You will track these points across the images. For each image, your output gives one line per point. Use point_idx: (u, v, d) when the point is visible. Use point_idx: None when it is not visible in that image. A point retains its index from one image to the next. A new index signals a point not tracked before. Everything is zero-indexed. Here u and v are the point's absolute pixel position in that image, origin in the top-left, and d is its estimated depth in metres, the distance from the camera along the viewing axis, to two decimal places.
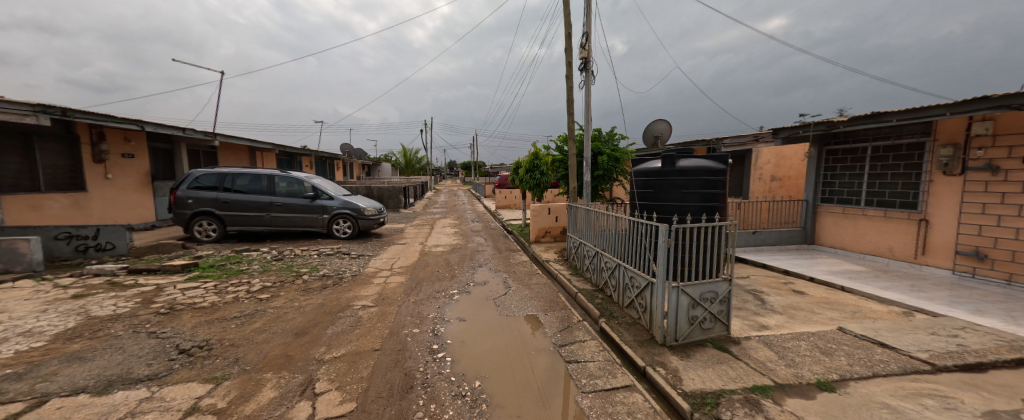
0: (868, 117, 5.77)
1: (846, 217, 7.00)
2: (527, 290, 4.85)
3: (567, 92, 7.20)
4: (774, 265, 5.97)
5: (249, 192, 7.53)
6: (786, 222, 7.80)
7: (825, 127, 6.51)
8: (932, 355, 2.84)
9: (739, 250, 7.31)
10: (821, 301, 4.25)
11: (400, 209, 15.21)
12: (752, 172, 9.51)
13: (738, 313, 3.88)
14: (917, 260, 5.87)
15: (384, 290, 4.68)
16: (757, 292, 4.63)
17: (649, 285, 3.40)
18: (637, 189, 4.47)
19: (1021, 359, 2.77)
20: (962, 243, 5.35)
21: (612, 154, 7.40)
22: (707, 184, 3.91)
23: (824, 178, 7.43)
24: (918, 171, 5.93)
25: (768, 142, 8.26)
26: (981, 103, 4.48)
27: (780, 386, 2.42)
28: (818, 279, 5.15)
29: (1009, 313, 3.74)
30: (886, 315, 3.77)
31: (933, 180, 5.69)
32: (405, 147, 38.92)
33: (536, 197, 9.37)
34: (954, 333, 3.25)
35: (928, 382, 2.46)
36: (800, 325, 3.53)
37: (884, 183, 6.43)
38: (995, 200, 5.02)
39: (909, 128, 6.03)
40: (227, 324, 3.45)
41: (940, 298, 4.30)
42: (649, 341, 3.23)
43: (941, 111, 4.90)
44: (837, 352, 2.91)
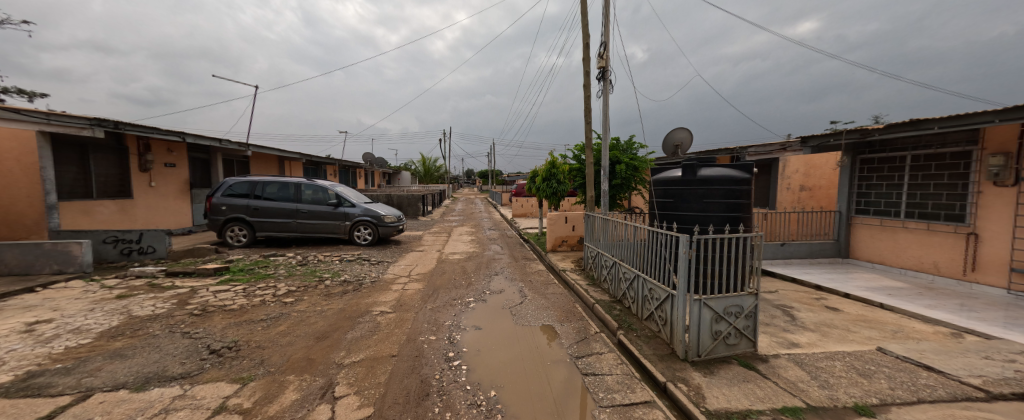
0: (907, 125, 5.45)
1: (883, 230, 6.59)
2: (543, 300, 4.81)
3: (585, 101, 7.20)
4: (804, 279, 5.68)
5: (278, 199, 7.87)
6: (817, 234, 7.41)
7: (858, 135, 6.19)
8: (986, 381, 2.61)
9: (765, 263, 7.00)
10: (857, 319, 4.00)
11: (418, 216, 15.53)
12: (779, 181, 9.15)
13: (765, 329, 3.70)
14: (966, 277, 5.44)
15: (402, 296, 4.75)
16: (786, 307, 4.41)
17: (669, 297, 3.30)
18: (657, 198, 4.36)
19: None
20: (1017, 260, 4.92)
21: (631, 163, 7.28)
22: (729, 194, 3.80)
23: (858, 188, 7.05)
24: (964, 181, 5.54)
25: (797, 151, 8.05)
26: None
27: (812, 409, 2.29)
28: (853, 294, 4.84)
29: None
30: (931, 336, 3.50)
31: (983, 191, 5.29)
32: (423, 156, 39.96)
33: (553, 205, 9.34)
34: (1011, 358, 2.97)
35: (983, 410, 2.26)
36: (833, 343, 3.33)
37: (926, 194, 6.03)
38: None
39: (953, 136, 5.66)
40: (254, 326, 3.58)
41: (994, 319, 3.94)
42: (669, 356, 3.11)
43: (992, 119, 4.58)
44: (876, 374, 2.72)
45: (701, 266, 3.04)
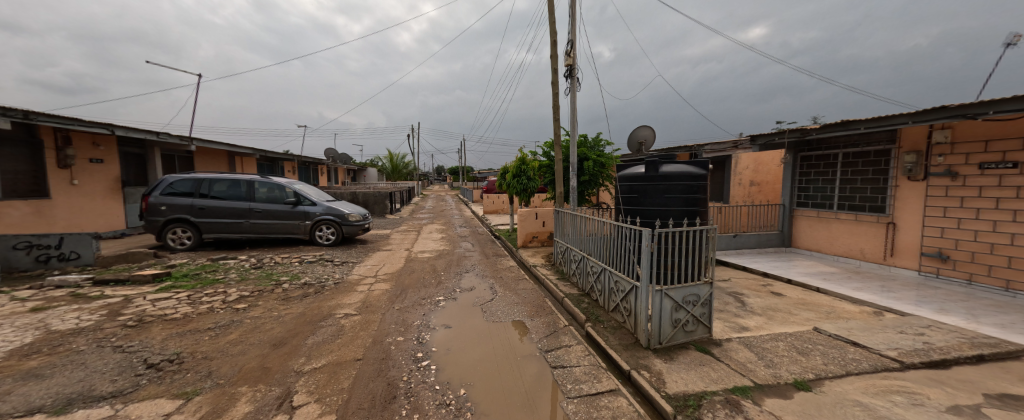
0: (839, 125, 6.01)
1: (820, 221, 7.25)
2: (513, 295, 4.84)
3: (553, 98, 7.28)
4: (753, 267, 6.14)
5: (227, 198, 7.30)
6: (765, 225, 8.04)
7: (798, 134, 6.75)
8: (900, 352, 2.95)
9: (720, 253, 7.48)
10: (798, 302, 4.39)
11: (386, 214, 15.07)
12: (732, 177, 9.80)
13: (720, 315, 3.96)
14: (887, 261, 6.12)
15: (368, 297, 4.59)
16: (737, 293, 4.75)
17: (633, 288, 3.44)
18: (622, 194, 4.52)
19: (981, 355, 2.90)
20: (926, 245, 5.60)
21: (598, 159, 7.48)
22: (687, 190, 4.02)
23: (799, 183, 7.71)
24: (884, 176, 6.21)
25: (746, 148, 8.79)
26: (938, 113, 4.70)
27: (759, 386, 2.49)
28: (794, 280, 5.31)
29: (970, 312, 3.90)
30: (858, 314, 3.92)
31: (900, 185, 5.96)
32: (391, 152, 38.76)
33: (523, 201, 9.40)
34: (920, 331, 3.39)
35: (897, 379, 2.56)
36: (777, 326, 3.63)
37: (855, 188, 6.71)
38: (953, 204, 5.30)
39: (876, 136, 6.32)
40: (200, 336, 3.31)
41: (907, 298, 4.48)
42: (633, 345, 3.25)
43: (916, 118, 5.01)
44: (813, 352, 3.00)
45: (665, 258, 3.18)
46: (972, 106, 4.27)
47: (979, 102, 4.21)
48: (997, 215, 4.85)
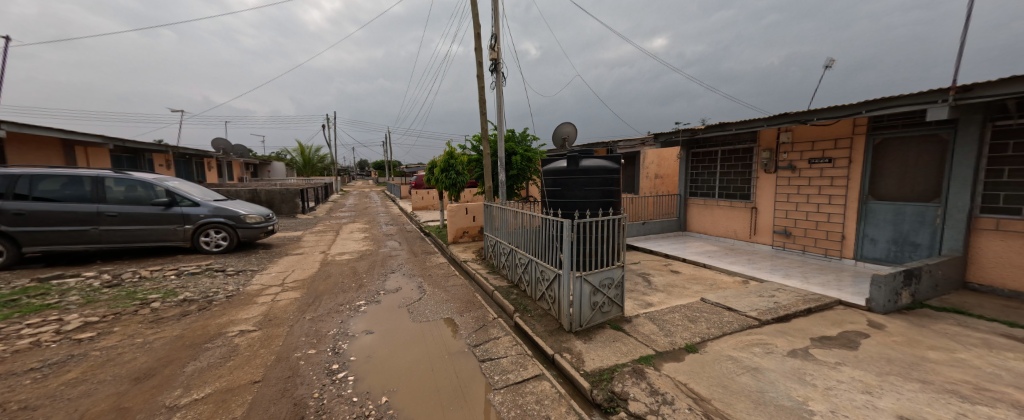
0: (717, 127, 7.14)
1: (708, 208, 8.55)
2: (442, 293, 4.73)
3: (479, 92, 7.23)
4: (658, 250, 6.98)
5: (62, 199, 5.70)
6: (666, 213, 9.21)
7: (689, 134, 7.83)
8: (760, 311, 3.67)
9: (634, 240, 8.38)
10: (690, 277, 5.14)
11: (297, 214, 13.44)
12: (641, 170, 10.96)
13: (630, 294, 4.43)
14: (752, 238, 7.51)
15: (271, 309, 4.03)
16: (645, 274, 5.37)
17: (557, 276, 3.63)
18: (547, 188, 4.71)
19: (809, 307, 3.76)
20: (777, 224, 6.99)
21: (525, 154, 7.70)
22: (604, 182, 4.36)
23: (691, 175, 8.96)
24: (751, 170, 7.54)
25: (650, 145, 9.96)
26: (782, 119, 5.88)
27: (659, 354, 2.85)
28: (688, 258, 6.21)
29: (803, 274, 5.04)
30: (732, 284, 4.76)
31: (759, 177, 7.31)
32: (303, 144, 34.53)
33: (453, 196, 9.24)
34: (772, 293, 4.25)
35: (757, 333, 3.18)
36: (675, 299, 4.20)
37: (730, 179, 8.04)
38: (793, 191, 6.67)
39: (746, 137, 7.59)
40: (17, 381, 2.52)
41: (764, 266, 5.61)
42: (557, 330, 3.44)
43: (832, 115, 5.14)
44: (700, 318, 3.55)
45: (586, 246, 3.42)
46: (802, 114, 5.45)
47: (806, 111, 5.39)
48: (819, 199, 6.24)
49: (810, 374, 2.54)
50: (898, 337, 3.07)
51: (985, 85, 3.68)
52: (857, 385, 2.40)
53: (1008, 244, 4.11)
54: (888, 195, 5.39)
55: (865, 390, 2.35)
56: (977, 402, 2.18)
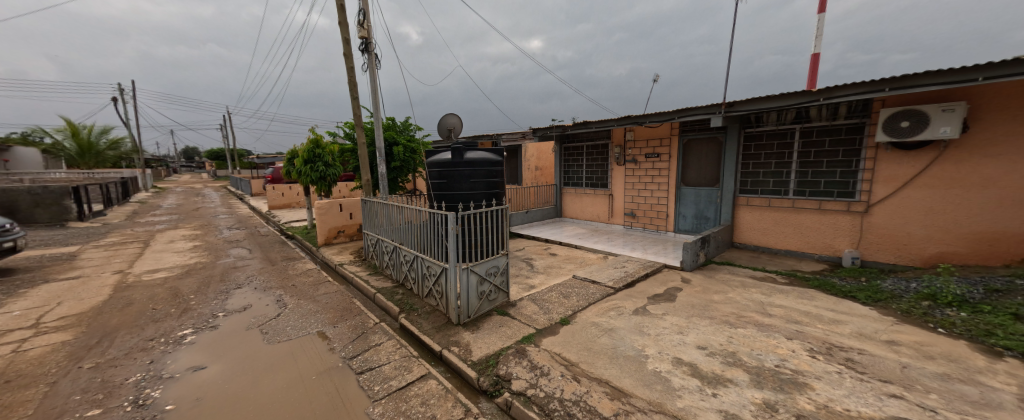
0: (580, 125, 7.86)
1: (575, 195, 9.27)
2: (311, 304, 4.07)
3: (349, 74, 6.41)
4: (539, 236, 7.60)
5: None
6: (545, 201, 9.76)
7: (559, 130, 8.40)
8: (615, 280, 4.43)
9: (515, 228, 8.64)
10: (564, 258, 5.83)
11: (66, 222, 9.48)
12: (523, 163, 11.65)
13: (515, 279, 4.73)
14: (609, 220, 8.43)
15: (9, 365, 2.70)
16: (528, 259, 5.82)
17: (443, 271, 3.55)
18: (432, 180, 4.53)
19: (647, 271, 4.76)
20: (626, 207, 8.02)
21: (408, 145, 7.27)
22: (488, 175, 4.48)
23: (562, 167, 9.51)
24: (606, 161, 8.37)
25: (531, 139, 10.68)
26: (624, 121, 6.92)
27: (539, 331, 3.12)
28: (563, 241, 6.98)
29: (644, 247, 6.24)
30: (596, 260, 5.61)
31: (612, 168, 8.19)
32: (79, 124, 24.33)
33: (322, 191, 8.06)
34: (624, 263, 5.20)
35: (613, 300, 3.84)
36: (552, 279, 4.69)
37: (590, 170, 8.80)
38: (637, 180, 7.75)
39: (601, 133, 8.37)
40: None
41: (619, 242, 6.72)
42: (446, 324, 3.39)
43: (940, 82, 3.77)
44: (572, 293, 4.06)
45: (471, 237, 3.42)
46: (640, 116, 6.58)
47: (643, 115, 6.56)
48: (654, 186, 7.44)
49: (647, 326, 3.21)
50: (699, 287, 4.18)
51: (742, 101, 5.28)
52: (675, 328, 3.17)
53: (753, 213, 6.03)
54: (694, 182, 6.78)
55: (680, 331, 3.11)
56: (738, 326, 3.16)
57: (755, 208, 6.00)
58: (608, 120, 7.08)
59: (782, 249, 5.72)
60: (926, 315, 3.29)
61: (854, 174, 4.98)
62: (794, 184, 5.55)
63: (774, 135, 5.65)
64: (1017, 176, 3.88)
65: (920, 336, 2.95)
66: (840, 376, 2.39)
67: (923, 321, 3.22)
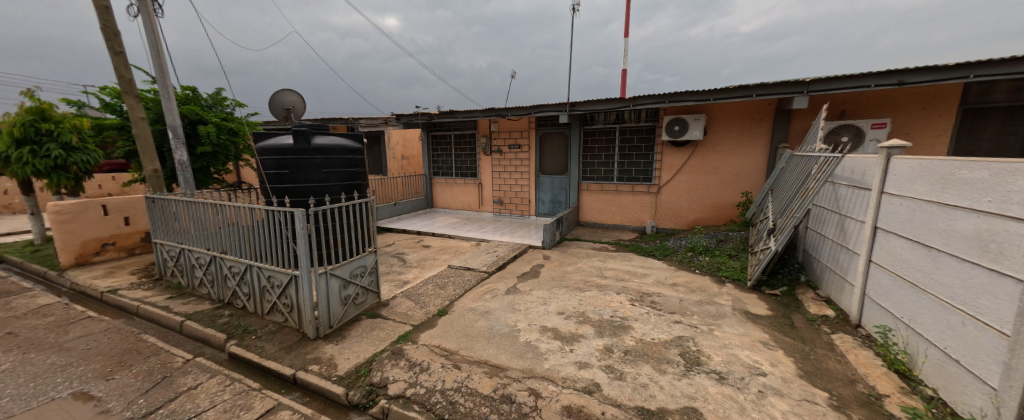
0: (448, 114, 7.70)
1: (446, 185, 9.20)
2: (52, 357, 2.69)
3: (102, 14, 4.37)
4: (410, 229, 7.23)
5: None
6: (414, 193, 9.30)
7: (425, 117, 7.97)
8: (488, 264, 4.70)
9: (382, 222, 7.89)
10: (438, 249, 5.78)
11: None
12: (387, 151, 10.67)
13: (386, 277, 4.40)
14: (479, 209, 8.80)
15: None
16: (398, 254, 5.50)
17: (292, 279, 2.95)
18: (268, 171, 3.64)
19: (514, 253, 5.25)
20: (494, 195, 8.54)
21: (223, 124, 5.57)
22: (344, 163, 3.93)
23: (430, 156, 9.25)
24: (474, 152, 8.63)
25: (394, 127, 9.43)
26: (490, 113, 7.24)
27: (416, 327, 3.02)
28: (436, 232, 6.88)
29: (511, 231, 6.82)
30: (469, 247, 5.79)
31: (480, 158, 8.53)
32: None
33: (61, 186, 5.42)
34: (494, 248, 5.56)
35: (488, 284, 4.07)
36: (426, 272, 4.59)
37: (460, 161, 8.90)
38: (502, 169, 8.30)
39: (468, 123, 8.53)
40: None
41: (489, 229, 7.11)
42: (299, 342, 2.86)
43: (917, 80, 4.20)
44: (447, 283, 4.09)
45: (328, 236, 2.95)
46: (504, 110, 7.03)
47: (506, 109, 7.03)
48: (518, 175, 8.15)
49: (518, 302, 3.56)
50: (556, 262, 4.90)
51: (583, 101, 6.32)
52: (541, 300, 3.63)
53: (592, 196, 7.42)
54: (550, 170, 7.80)
55: (545, 302, 3.58)
56: (586, 290, 3.89)
57: (593, 192, 7.39)
58: (475, 110, 7.23)
59: (610, 223, 7.29)
60: (690, 261, 4.85)
61: (651, 164, 6.76)
62: (617, 173, 7.09)
63: (604, 132, 7.04)
64: (723, 166, 6.19)
65: (688, 277, 4.34)
66: (648, 315, 3.27)
67: (689, 265, 4.73)
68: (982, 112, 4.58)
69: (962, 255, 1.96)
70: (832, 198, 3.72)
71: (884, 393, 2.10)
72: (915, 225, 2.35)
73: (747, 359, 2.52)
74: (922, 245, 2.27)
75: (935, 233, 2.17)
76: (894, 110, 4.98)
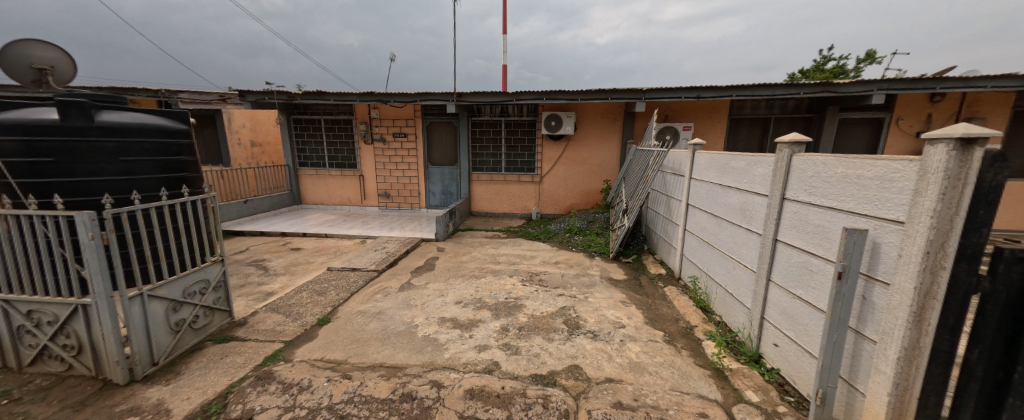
0: (315, 94, 6.62)
1: (319, 177, 8.01)
2: None
3: None
4: (270, 230, 6.05)
5: None
6: (275, 187, 7.75)
7: (285, 97, 6.66)
8: (377, 262, 4.40)
9: (228, 224, 6.33)
10: (313, 251, 5.06)
11: None
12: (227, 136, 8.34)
13: (241, 291, 3.62)
14: (363, 203, 8.03)
15: None
16: (258, 261, 4.57)
17: (77, 310, 2.12)
18: (7, 160, 2.36)
19: (406, 248, 5.05)
20: (380, 188, 7.91)
21: None
22: (159, 149, 2.84)
23: (295, 144, 7.85)
24: (351, 140, 7.75)
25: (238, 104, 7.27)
26: (369, 97, 6.59)
27: (289, 343, 2.64)
28: (308, 232, 5.96)
29: (400, 226, 6.51)
30: (352, 246, 5.26)
31: (361, 148, 7.73)
32: None
33: None
34: (383, 245, 5.22)
35: (378, 283, 3.84)
36: (299, 279, 3.99)
37: (335, 149, 7.86)
38: (387, 160, 7.75)
39: (342, 108, 7.57)
40: None
41: (375, 225, 6.59)
42: (100, 392, 2.11)
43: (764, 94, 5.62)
44: (328, 288, 3.66)
45: (145, 249, 2.25)
46: (386, 95, 6.51)
47: (388, 93, 6.52)
48: (405, 165, 7.74)
49: (414, 298, 3.49)
50: (451, 253, 4.96)
51: (469, 92, 6.41)
52: (437, 293, 3.65)
53: (482, 186, 7.69)
54: (439, 161, 7.69)
55: (441, 294, 3.62)
56: (481, 277, 4.10)
57: (482, 182, 7.66)
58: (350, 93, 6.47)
59: (500, 212, 7.73)
60: (568, 241, 5.62)
61: (534, 157, 7.42)
62: (504, 164, 7.54)
63: (490, 124, 7.32)
64: (588, 159, 7.31)
65: (568, 254, 5.04)
66: (537, 292, 3.70)
67: (567, 245, 5.49)
68: (739, 121, 6.71)
69: (731, 221, 2.88)
70: (661, 184, 4.86)
71: (694, 325, 3.00)
72: (709, 201, 3.31)
73: (612, 316, 3.16)
74: (712, 216, 3.22)
75: (719, 207, 3.11)
76: (696, 117, 6.76)
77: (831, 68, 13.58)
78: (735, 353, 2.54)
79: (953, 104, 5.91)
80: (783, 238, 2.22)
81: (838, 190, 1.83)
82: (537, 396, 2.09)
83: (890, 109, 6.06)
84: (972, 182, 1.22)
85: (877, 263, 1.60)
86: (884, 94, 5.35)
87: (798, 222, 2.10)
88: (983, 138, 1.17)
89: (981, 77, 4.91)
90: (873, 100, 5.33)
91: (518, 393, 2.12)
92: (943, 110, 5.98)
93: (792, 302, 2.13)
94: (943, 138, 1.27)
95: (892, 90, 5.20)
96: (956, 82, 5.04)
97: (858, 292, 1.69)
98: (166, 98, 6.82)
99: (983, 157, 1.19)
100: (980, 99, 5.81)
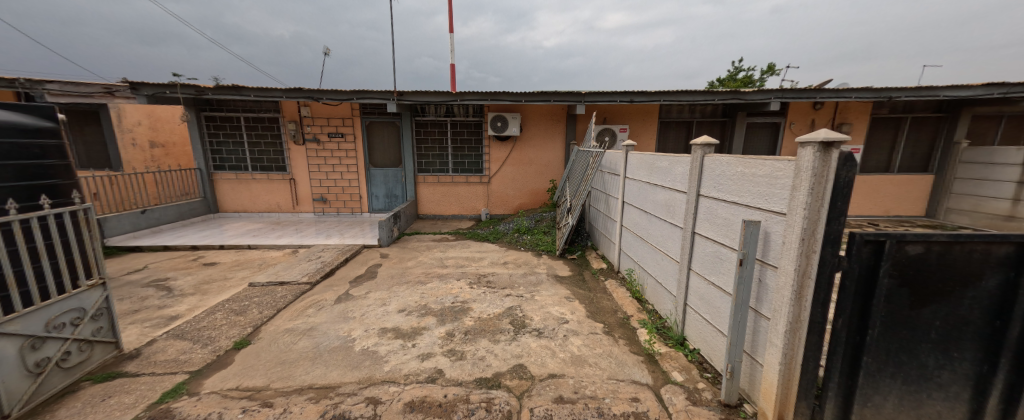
0: (230, 89, 5.87)
1: (241, 182, 7.16)
2: None
3: None
4: (177, 244, 5.24)
5: None
6: (183, 194, 6.74)
7: (193, 90, 5.82)
8: (310, 274, 4.04)
9: (120, 240, 5.37)
10: (231, 265, 4.48)
11: None
12: (115, 135, 7.05)
13: (134, 318, 3.08)
14: (295, 209, 7.33)
15: None
16: (159, 282, 3.92)
17: None
18: None
19: (345, 256, 4.70)
20: (315, 191, 7.29)
21: None
22: (11, 151, 2.29)
23: (209, 144, 6.91)
24: (279, 140, 7.05)
25: (129, 98, 6.19)
26: (297, 93, 6.02)
27: (196, 374, 2.30)
28: (227, 244, 5.28)
29: (339, 232, 6.06)
30: (281, 258, 4.78)
31: (291, 148, 7.05)
32: None
33: None
34: (318, 254, 4.80)
35: (310, 296, 3.52)
36: (212, 298, 3.50)
37: (260, 151, 7.08)
38: (321, 162, 7.17)
39: (267, 104, 6.84)
40: None
41: (309, 232, 6.05)
42: None
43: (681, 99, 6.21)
44: (248, 306, 3.27)
45: None
46: (317, 91, 6.00)
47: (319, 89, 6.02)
48: (342, 167, 7.23)
49: (351, 310, 3.27)
50: (395, 259, 4.73)
51: (411, 91, 6.18)
52: (379, 302, 3.46)
53: (429, 188, 7.46)
54: (381, 163, 7.30)
55: (383, 303, 3.43)
56: (426, 282, 3.96)
57: (429, 184, 7.44)
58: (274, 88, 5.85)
59: (449, 213, 7.58)
60: (516, 241, 5.69)
61: (481, 157, 7.39)
62: (452, 165, 7.40)
63: (435, 124, 7.15)
64: (535, 159, 7.46)
65: (516, 254, 5.09)
66: (484, 294, 3.68)
67: (515, 245, 5.55)
68: (666, 123, 7.35)
69: (658, 215, 3.14)
70: (600, 182, 5.14)
71: (631, 315, 3.20)
72: (640, 197, 3.56)
73: (556, 312, 3.26)
74: (643, 212, 3.47)
75: (649, 203, 3.36)
76: (631, 120, 7.27)
77: (742, 78, 15.48)
78: (664, 338, 2.76)
79: (830, 112, 7.06)
80: (699, 231, 2.45)
81: (738, 187, 2.07)
82: (480, 401, 2.07)
83: (785, 114, 7.07)
84: (830, 178, 1.46)
85: (768, 250, 1.83)
86: (779, 102, 6.22)
87: (710, 216, 2.34)
88: (837, 142, 1.39)
89: (848, 89, 5.92)
90: (771, 106, 6.16)
91: (461, 400, 2.07)
92: (824, 116, 7.14)
93: (707, 288, 2.36)
94: (809, 142, 1.48)
95: (785, 99, 6.05)
96: (830, 93, 6.00)
97: (755, 276, 1.92)
98: (25, 88, 5.58)
99: (838, 158, 1.43)
100: (848, 108, 7.03)
